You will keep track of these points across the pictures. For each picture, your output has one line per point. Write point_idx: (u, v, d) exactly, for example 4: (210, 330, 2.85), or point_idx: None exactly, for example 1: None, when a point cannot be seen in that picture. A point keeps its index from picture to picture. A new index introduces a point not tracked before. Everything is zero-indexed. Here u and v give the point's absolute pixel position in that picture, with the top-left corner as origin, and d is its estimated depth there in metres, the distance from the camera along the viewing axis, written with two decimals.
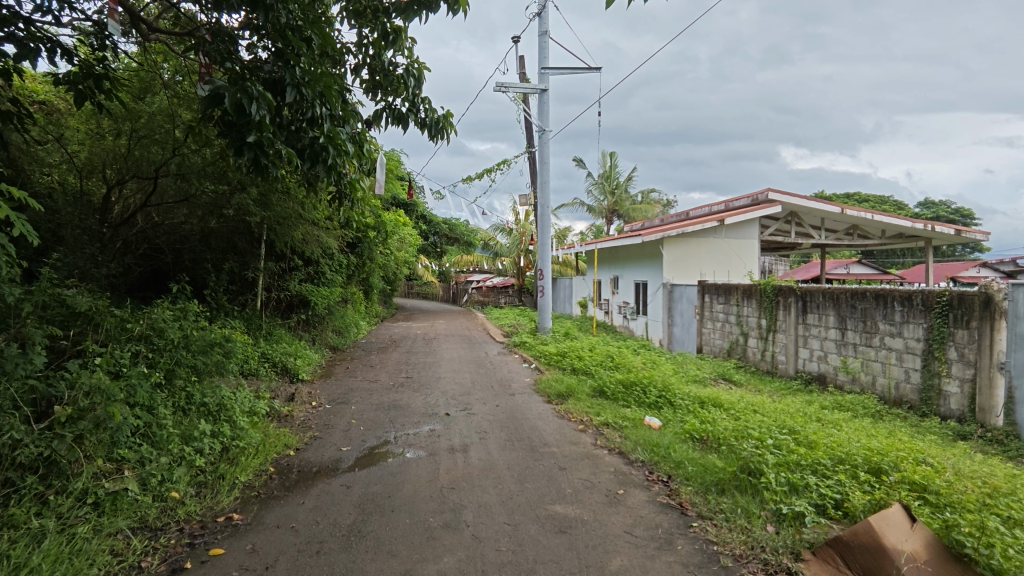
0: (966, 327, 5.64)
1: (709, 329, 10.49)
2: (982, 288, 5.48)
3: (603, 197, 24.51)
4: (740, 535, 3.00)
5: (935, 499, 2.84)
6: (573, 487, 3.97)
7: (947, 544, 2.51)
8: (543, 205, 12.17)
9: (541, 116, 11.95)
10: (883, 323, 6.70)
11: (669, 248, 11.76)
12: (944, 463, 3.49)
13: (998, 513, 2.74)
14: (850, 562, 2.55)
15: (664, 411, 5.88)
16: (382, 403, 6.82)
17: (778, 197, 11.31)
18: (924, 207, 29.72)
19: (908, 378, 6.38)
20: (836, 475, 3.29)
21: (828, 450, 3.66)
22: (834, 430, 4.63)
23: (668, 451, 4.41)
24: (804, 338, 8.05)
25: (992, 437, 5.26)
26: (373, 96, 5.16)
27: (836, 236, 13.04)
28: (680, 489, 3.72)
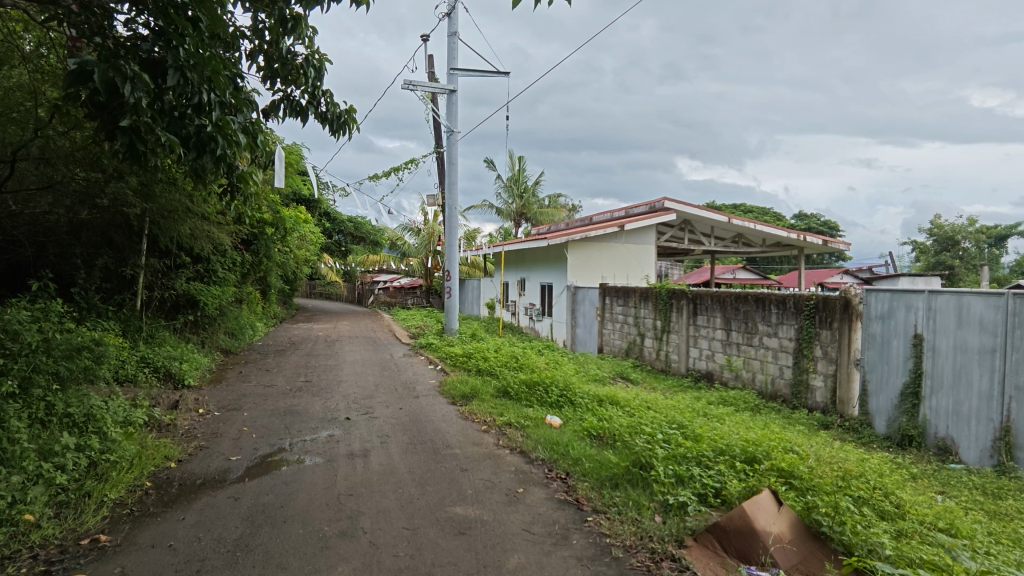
0: (830, 327, 6.27)
1: (610, 329, 10.93)
2: (842, 292, 6.12)
3: (512, 200, 24.83)
4: (631, 526, 3.15)
5: (799, 484, 3.13)
6: (474, 488, 3.98)
7: (807, 524, 2.78)
8: (451, 206, 12.12)
9: (450, 117, 11.90)
10: (762, 324, 7.30)
11: (573, 251, 12.11)
12: (807, 450, 3.86)
13: (849, 494, 3.07)
14: (727, 545, 2.77)
15: (565, 410, 6.06)
16: (278, 409, 6.47)
17: (673, 205, 12.00)
18: (798, 219, 32.83)
19: (781, 374, 6.99)
20: (716, 465, 3.54)
21: (711, 442, 3.93)
22: (718, 423, 4.98)
23: (567, 448, 4.54)
24: (694, 338, 8.60)
25: (850, 426, 5.91)
26: (270, 85, 4.89)
27: (724, 243, 14.04)
28: (578, 485, 3.85)
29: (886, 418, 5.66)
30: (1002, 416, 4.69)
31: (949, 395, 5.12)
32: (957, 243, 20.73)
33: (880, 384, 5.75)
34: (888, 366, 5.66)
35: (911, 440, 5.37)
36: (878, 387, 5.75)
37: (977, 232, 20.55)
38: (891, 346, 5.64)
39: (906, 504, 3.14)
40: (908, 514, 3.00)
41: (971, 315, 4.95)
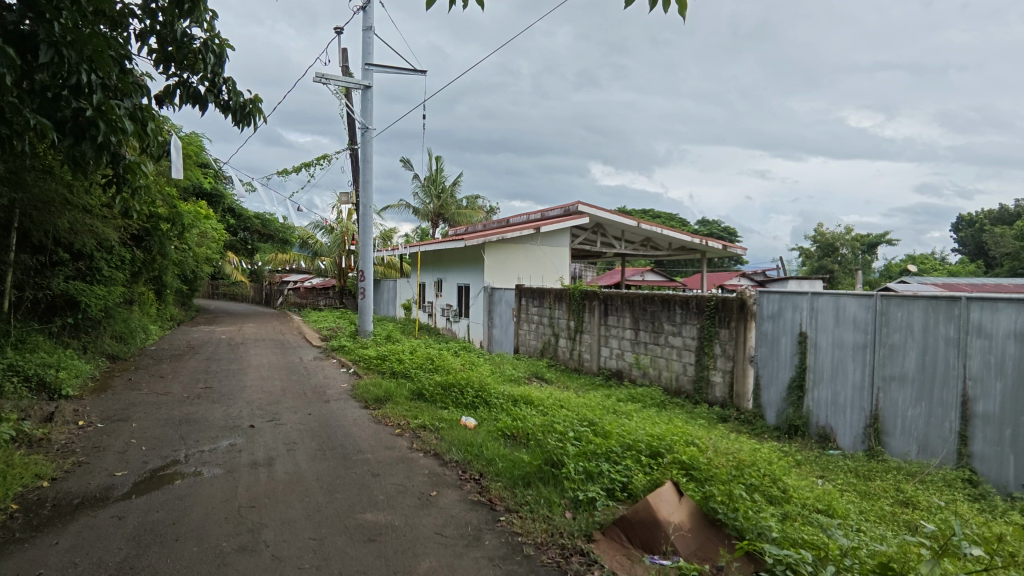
0: (728, 326, 6.69)
1: (525, 330, 11.07)
2: (739, 294, 6.54)
3: (429, 200, 24.53)
4: (542, 524, 3.21)
5: (698, 475, 3.32)
6: (386, 493, 3.89)
7: (704, 512, 2.94)
8: (365, 204, 11.79)
9: (365, 113, 11.58)
10: (667, 324, 7.66)
11: (490, 253, 12.23)
12: (705, 442, 4.09)
13: (742, 482, 3.29)
14: (632, 537, 2.88)
15: (480, 410, 6.08)
16: (172, 418, 6.00)
17: (586, 209, 12.34)
18: (701, 225, 34.89)
19: (685, 371, 7.37)
20: (624, 460, 3.67)
21: (619, 438, 4.07)
22: (626, 419, 5.18)
23: (481, 449, 4.55)
24: (605, 338, 8.90)
25: (744, 418, 6.34)
26: (163, 69, 4.54)
27: (633, 246, 14.63)
28: (491, 486, 3.86)
29: (776, 410, 6.13)
30: (871, 405, 5.22)
31: (828, 387, 5.63)
32: (837, 249, 22.82)
33: (771, 378, 6.22)
34: (777, 361, 6.13)
35: (796, 429, 5.85)
36: (769, 381, 6.22)
37: (853, 239, 22.72)
38: (781, 343, 6.12)
39: (791, 489, 3.41)
40: (793, 498, 3.25)
41: (847, 314, 5.47)
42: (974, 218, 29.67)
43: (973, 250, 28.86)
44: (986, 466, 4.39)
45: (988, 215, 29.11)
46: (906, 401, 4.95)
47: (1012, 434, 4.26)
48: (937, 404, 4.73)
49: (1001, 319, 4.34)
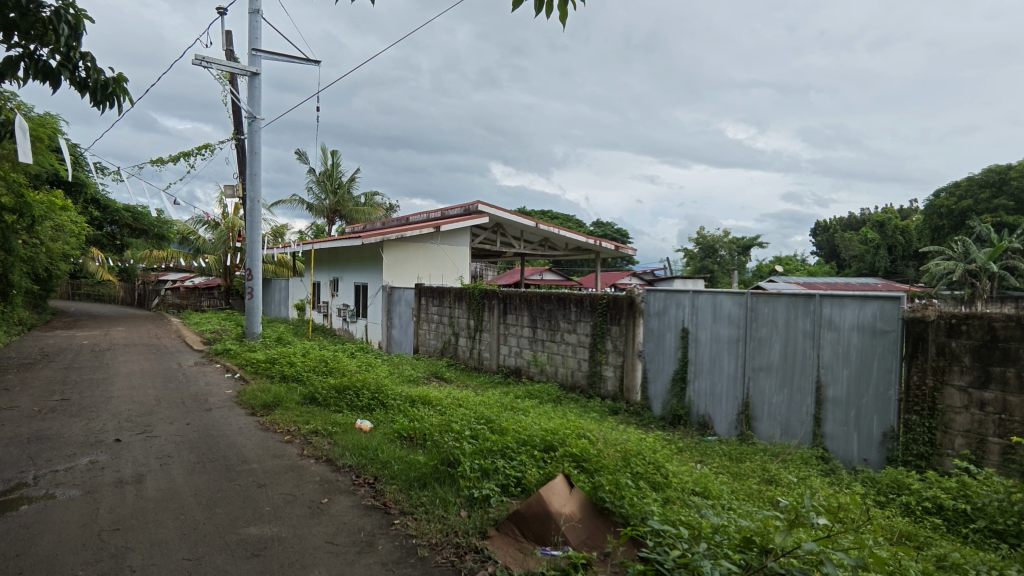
0: (618, 323, 7.02)
1: (425, 329, 10.98)
2: (629, 292, 6.88)
3: (325, 196, 23.48)
4: (437, 524, 3.19)
5: (588, 466, 3.46)
6: (272, 504, 3.68)
7: (592, 501, 3.07)
8: (252, 197, 11.07)
9: (252, 101, 10.88)
10: (563, 322, 7.90)
11: (388, 252, 11.95)
12: (596, 435, 4.27)
13: (628, 471, 3.46)
14: (525, 531, 2.94)
15: (376, 413, 5.93)
16: (18, 437, 5.27)
17: (486, 209, 12.40)
18: (596, 226, 36.30)
19: (579, 366, 7.63)
20: (518, 456, 3.74)
21: (515, 434, 4.14)
22: (523, 416, 5.27)
23: (376, 452, 4.44)
24: (504, 336, 9.01)
25: (633, 410, 6.69)
26: (3, 38, 3.96)
27: (532, 246, 14.91)
28: (385, 489, 3.78)
29: (661, 401, 6.53)
30: (742, 393, 5.70)
31: (706, 378, 6.08)
32: (716, 251, 24.72)
33: (657, 371, 6.61)
34: (662, 356, 6.54)
35: (679, 418, 6.27)
36: (655, 375, 6.61)
37: (730, 242, 24.70)
38: (665, 338, 6.52)
39: (672, 474, 3.65)
40: (674, 482, 3.49)
41: (722, 311, 5.94)
42: (829, 224, 33.37)
43: (828, 252, 32.46)
44: (836, 443, 4.96)
45: (840, 221, 32.87)
46: (772, 389, 5.46)
47: (856, 414, 4.83)
48: (797, 390, 5.27)
49: (848, 313, 4.92)
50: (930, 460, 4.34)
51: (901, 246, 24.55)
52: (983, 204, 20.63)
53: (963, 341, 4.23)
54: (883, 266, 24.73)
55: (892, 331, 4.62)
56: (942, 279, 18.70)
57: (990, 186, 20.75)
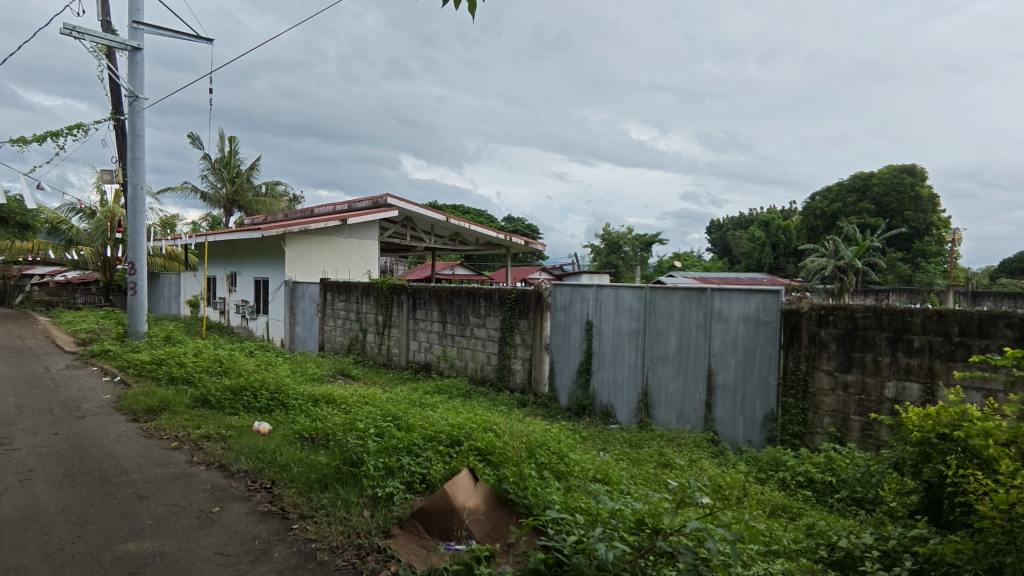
0: (526, 317, 7.13)
1: (331, 326, 10.61)
2: (536, 287, 7.00)
3: (220, 184, 21.95)
4: (338, 526, 3.08)
5: (493, 459, 3.49)
6: (154, 516, 3.40)
7: (496, 493, 3.10)
8: (134, 184, 10.12)
9: (133, 79, 9.94)
10: (472, 316, 7.90)
11: (290, 245, 11.40)
12: (502, 427, 4.31)
13: (532, 463, 3.52)
14: (430, 527, 2.92)
15: (276, 414, 5.64)
16: None
17: (395, 202, 12.12)
18: (507, 221, 36.61)
19: (488, 360, 7.67)
20: (424, 452, 3.69)
21: (421, 430, 4.08)
22: (430, 412, 5.22)
23: (274, 455, 4.22)
24: (413, 332, 8.88)
25: (541, 402, 6.84)
26: None
27: (443, 241, 14.75)
28: (283, 493, 3.61)
29: (567, 392, 6.73)
30: (642, 382, 5.99)
31: (609, 369, 6.32)
32: (620, 247, 25.75)
33: (563, 363, 6.79)
34: (568, 348, 6.72)
35: (584, 408, 6.48)
36: (562, 367, 6.79)
37: (634, 239, 25.83)
38: (571, 331, 6.71)
39: (575, 463, 3.75)
40: (576, 470, 3.60)
41: (624, 304, 6.20)
42: (721, 223, 35.78)
43: (720, 249, 34.77)
44: (724, 427, 5.34)
45: (731, 221, 35.32)
46: (668, 377, 5.78)
47: (742, 399, 5.22)
48: (690, 378, 5.61)
49: (735, 306, 5.29)
50: (803, 438, 4.78)
51: (783, 245, 26.80)
52: (850, 207, 22.96)
53: (831, 330, 4.68)
54: (767, 262, 27.08)
55: (772, 322, 5.03)
56: (817, 274, 20.61)
57: (857, 191, 23.11)
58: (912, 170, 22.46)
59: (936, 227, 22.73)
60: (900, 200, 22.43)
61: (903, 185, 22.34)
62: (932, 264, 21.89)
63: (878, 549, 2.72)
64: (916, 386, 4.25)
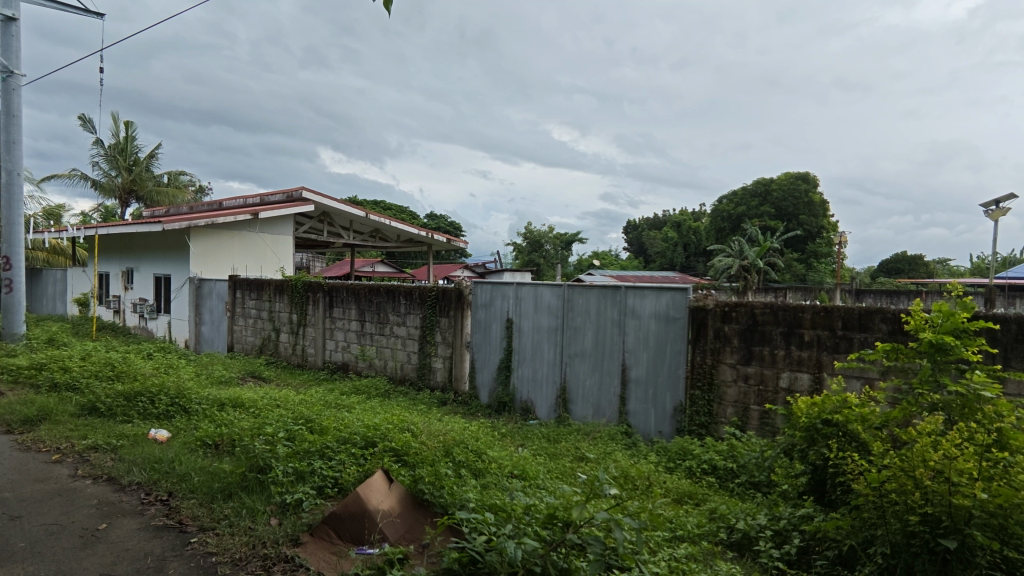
0: (447, 315, 7.07)
1: (241, 325, 10.06)
2: (457, 285, 6.96)
3: (115, 172, 20.17)
4: (242, 537, 2.92)
5: (409, 459, 3.43)
6: (29, 539, 3.07)
7: (411, 494, 3.04)
8: (9, 169, 9.09)
9: (8, 53, 8.93)
10: (392, 314, 7.74)
11: (195, 240, 10.66)
12: (419, 427, 4.26)
13: (449, 462, 3.50)
14: (341, 533, 2.82)
15: (176, 420, 5.25)
16: None
17: (311, 196, 11.63)
18: (429, 218, 36.15)
19: (409, 359, 7.54)
20: (338, 455, 3.58)
21: (335, 433, 3.95)
22: (345, 413, 5.07)
23: (172, 465, 3.93)
24: (330, 330, 8.59)
25: (461, 400, 6.82)
26: None
27: (362, 237, 14.34)
28: (181, 505, 3.37)
29: (488, 390, 6.75)
30: (560, 378, 6.11)
31: (528, 365, 6.39)
32: (542, 245, 26.15)
33: (483, 361, 6.80)
34: (489, 346, 6.74)
35: (504, 405, 6.53)
36: (482, 364, 6.80)
37: (554, 237, 26.33)
38: (491, 329, 6.73)
39: (493, 460, 3.77)
40: (493, 467, 3.62)
41: (543, 301, 6.29)
42: (637, 223, 37.18)
43: (636, 249, 36.10)
44: (637, 419, 5.55)
45: (647, 222, 36.78)
46: (585, 372, 5.93)
47: (653, 392, 5.45)
48: (606, 373, 5.78)
49: (647, 303, 5.51)
50: (708, 428, 5.06)
51: (693, 245, 28.23)
52: (753, 210, 24.61)
53: (733, 325, 4.98)
54: (679, 261, 28.44)
55: (681, 318, 5.29)
56: (723, 273, 21.85)
57: (759, 196, 24.76)
58: (807, 177, 24.39)
59: (827, 231, 24.78)
60: (796, 205, 24.27)
61: (798, 191, 24.19)
62: (823, 264, 23.81)
63: (771, 529, 2.95)
64: (806, 376, 4.61)
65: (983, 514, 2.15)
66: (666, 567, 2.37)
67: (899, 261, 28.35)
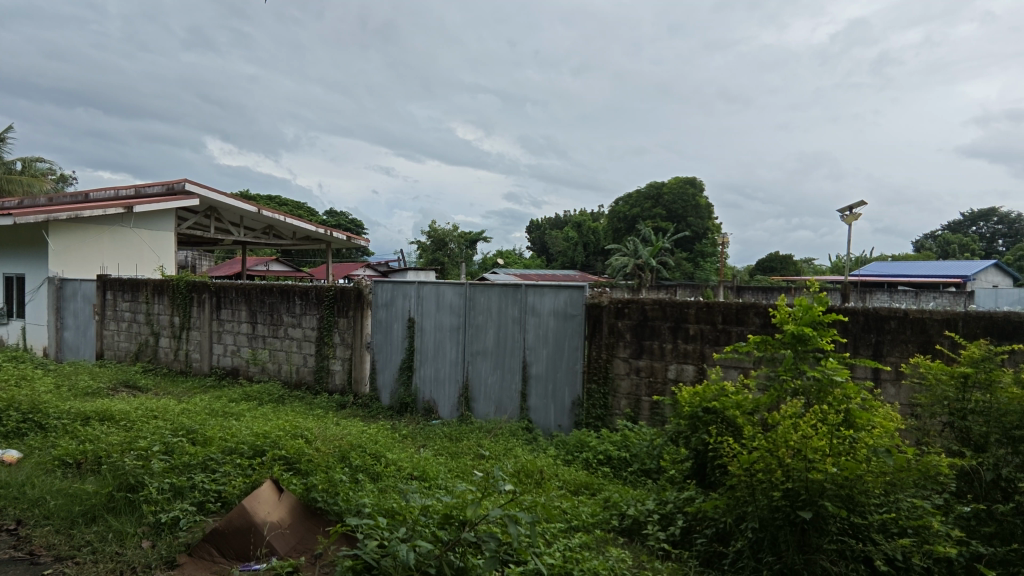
0: (346, 315, 6.83)
1: (112, 330, 9.14)
2: (356, 284, 6.74)
3: None
4: (107, 564, 2.65)
5: (302, 467, 3.28)
6: None
7: (303, 503, 2.91)
8: None
9: None
10: (286, 315, 7.36)
11: (55, 235, 9.50)
12: (315, 432, 4.08)
13: (345, 469, 3.38)
14: (224, 549, 2.64)
15: (29, 438, 4.66)
16: None
17: (194, 188, 10.76)
18: (329, 215, 34.74)
19: (305, 362, 7.20)
20: (222, 467, 3.34)
21: (220, 443, 3.69)
22: (233, 421, 4.75)
23: (24, 488, 3.49)
24: (217, 334, 8.01)
25: (362, 403, 6.63)
26: None
27: (254, 234, 13.49)
28: (34, 534, 3.00)
29: (389, 391, 6.60)
30: (462, 376, 6.11)
31: (430, 365, 6.33)
32: (446, 244, 26.02)
33: (385, 361, 6.65)
34: (390, 346, 6.60)
35: (406, 406, 6.42)
36: (383, 365, 6.64)
37: (459, 236, 26.28)
38: (393, 329, 6.60)
39: (392, 463, 3.70)
40: (391, 470, 3.55)
41: (445, 300, 6.26)
42: (540, 223, 37.98)
43: (539, 248, 36.88)
44: (538, 414, 5.67)
45: (549, 221, 37.69)
46: (487, 370, 5.97)
47: (553, 388, 5.59)
48: (507, 370, 5.85)
49: (546, 300, 5.64)
50: (604, 420, 5.28)
51: (593, 244, 29.29)
52: (646, 212, 26.07)
53: (626, 321, 5.22)
54: (580, 260, 29.39)
55: (578, 315, 5.47)
56: (620, 271, 22.84)
57: (652, 198, 26.22)
58: (694, 182, 26.17)
59: (711, 232, 26.70)
60: (684, 207, 26.00)
61: (686, 195, 25.90)
62: (708, 263, 25.59)
63: (658, 512, 3.13)
64: (691, 368, 4.93)
65: (834, 487, 2.43)
66: (561, 558, 2.43)
67: (773, 259, 31.11)
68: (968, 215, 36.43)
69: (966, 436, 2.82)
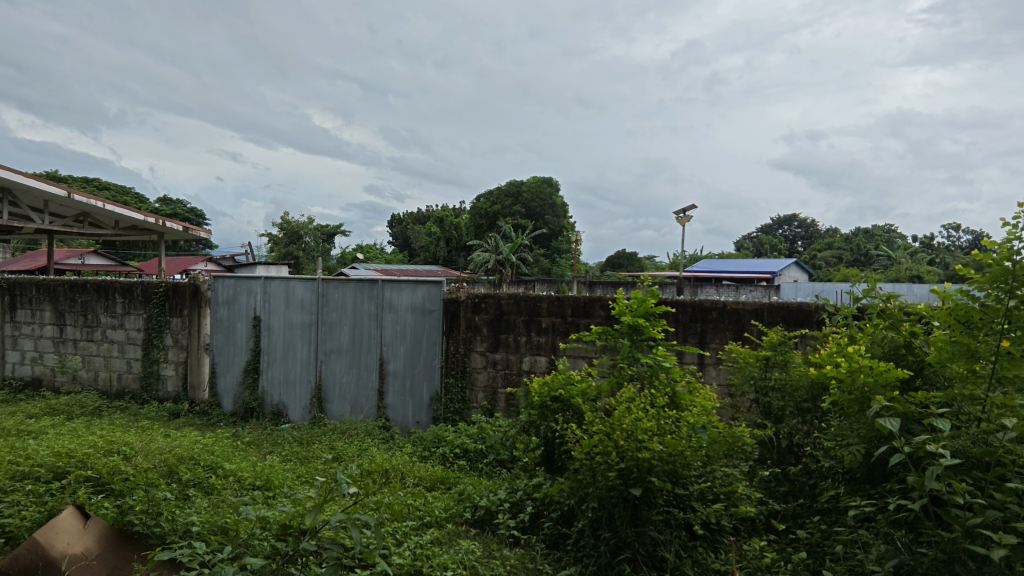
0: (179, 314, 6.15)
1: None
2: (191, 280, 6.10)
3: None
4: None
5: (116, 487, 2.89)
6: None
7: (113, 528, 2.57)
8: None
9: None
10: (104, 316, 6.44)
11: None
12: (136, 447, 3.62)
13: (171, 485, 3.04)
14: None
15: None
16: None
17: None
18: (161, 202, 31.00)
19: (129, 368, 6.36)
20: (10, 495, 2.83)
21: (9, 467, 3.12)
22: (28, 441, 4.04)
23: None
24: (12, 339, 6.79)
25: (199, 410, 6.02)
26: None
27: (63, 222, 11.62)
28: None
29: (232, 396, 6.06)
30: (314, 376, 5.80)
31: (279, 366, 5.92)
32: (301, 237, 24.53)
33: (226, 364, 6.09)
34: (232, 347, 6.06)
35: (251, 411, 5.96)
36: (224, 368, 6.08)
37: (315, 229, 24.90)
38: (235, 329, 6.07)
39: (230, 473, 3.42)
40: (229, 482, 3.27)
41: (294, 297, 5.88)
42: (401, 217, 37.20)
43: (400, 242, 36.20)
44: (395, 412, 5.56)
45: (411, 216, 37.02)
46: (342, 369, 5.73)
47: (410, 384, 5.52)
48: (363, 368, 5.66)
49: (404, 296, 5.55)
50: (462, 413, 5.31)
51: (455, 240, 29.41)
52: (507, 208, 26.64)
53: (482, 316, 5.30)
54: (442, 256, 29.36)
55: (436, 310, 5.45)
56: (482, 267, 23.20)
57: (512, 196, 26.97)
58: (551, 182, 27.38)
59: (567, 231, 28.16)
60: (542, 206, 27.14)
61: (544, 194, 27.01)
62: (564, 259, 26.97)
63: (509, 501, 3.22)
64: (543, 359, 5.15)
65: (661, 462, 2.65)
66: (410, 557, 2.43)
67: (621, 256, 33.58)
68: (777, 220, 42.26)
69: (768, 410, 3.26)
